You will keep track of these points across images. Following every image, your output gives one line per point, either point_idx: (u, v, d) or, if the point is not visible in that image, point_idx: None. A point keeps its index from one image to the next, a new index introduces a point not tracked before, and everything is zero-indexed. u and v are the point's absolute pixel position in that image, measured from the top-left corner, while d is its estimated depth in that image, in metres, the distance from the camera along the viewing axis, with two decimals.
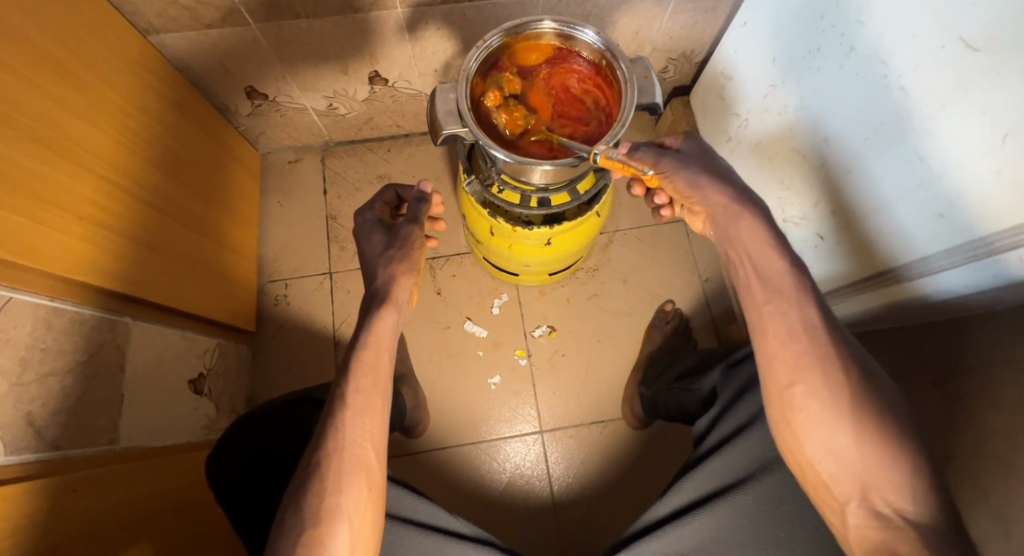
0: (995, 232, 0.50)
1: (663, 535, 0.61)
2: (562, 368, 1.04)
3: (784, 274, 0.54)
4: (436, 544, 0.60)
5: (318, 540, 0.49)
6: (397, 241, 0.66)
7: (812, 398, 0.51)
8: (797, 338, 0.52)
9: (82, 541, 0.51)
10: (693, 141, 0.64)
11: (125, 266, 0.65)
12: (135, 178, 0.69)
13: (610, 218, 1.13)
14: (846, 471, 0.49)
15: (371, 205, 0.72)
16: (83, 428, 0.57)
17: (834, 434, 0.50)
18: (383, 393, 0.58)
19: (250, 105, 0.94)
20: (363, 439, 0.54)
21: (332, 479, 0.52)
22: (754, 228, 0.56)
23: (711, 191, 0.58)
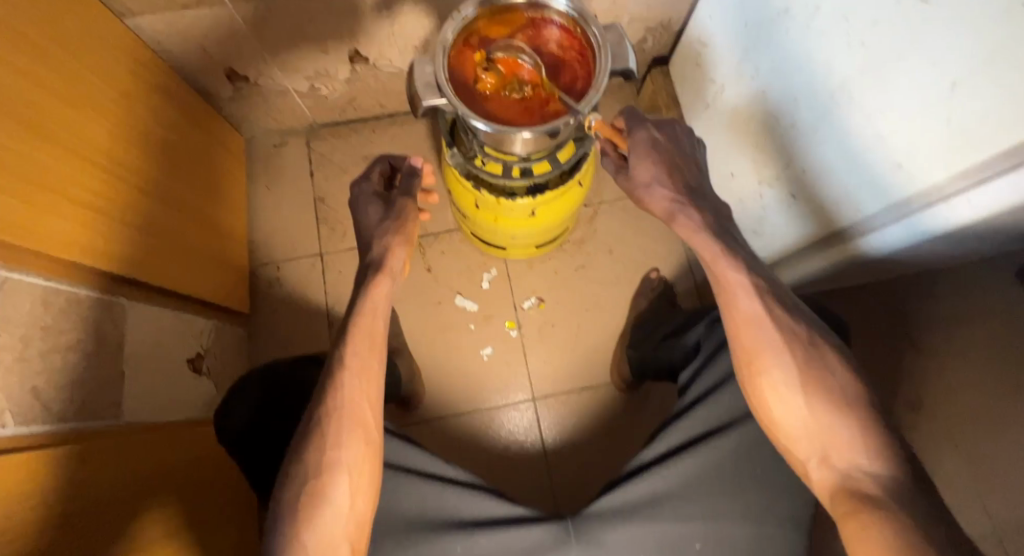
0: (947, 178, 0.52)
1: (648, 476, 0.62)
2: (552, 338, 1.07)
3: (739, 281, 0.57)
4: (434, 489, 0.62)
5: (318, 489, 0.53)
6: (390, 213, 0.66)
7: (776, 366, 0.54)
8: (750, 322, 0.56)
9: (89, 507, 0.54)
10: (648, 141, 0.63)
11: (114, 247, 0.67)
12: (122, 163, 0.71)
13: (595, 190, 1.14)
14: (811, 426, 0.52)
15: (366, 177, 0.72)
16: (86, 403, 0.60)
17: (789, 397, 0.53)
18: (379, 356, 0.61)
19: (232, 87, 0.95)
20: (358, 398, 0.57)
21: (331, 435, 0.55)
22: (701, 239, 0.59)
23: (653, 203, 0.62)
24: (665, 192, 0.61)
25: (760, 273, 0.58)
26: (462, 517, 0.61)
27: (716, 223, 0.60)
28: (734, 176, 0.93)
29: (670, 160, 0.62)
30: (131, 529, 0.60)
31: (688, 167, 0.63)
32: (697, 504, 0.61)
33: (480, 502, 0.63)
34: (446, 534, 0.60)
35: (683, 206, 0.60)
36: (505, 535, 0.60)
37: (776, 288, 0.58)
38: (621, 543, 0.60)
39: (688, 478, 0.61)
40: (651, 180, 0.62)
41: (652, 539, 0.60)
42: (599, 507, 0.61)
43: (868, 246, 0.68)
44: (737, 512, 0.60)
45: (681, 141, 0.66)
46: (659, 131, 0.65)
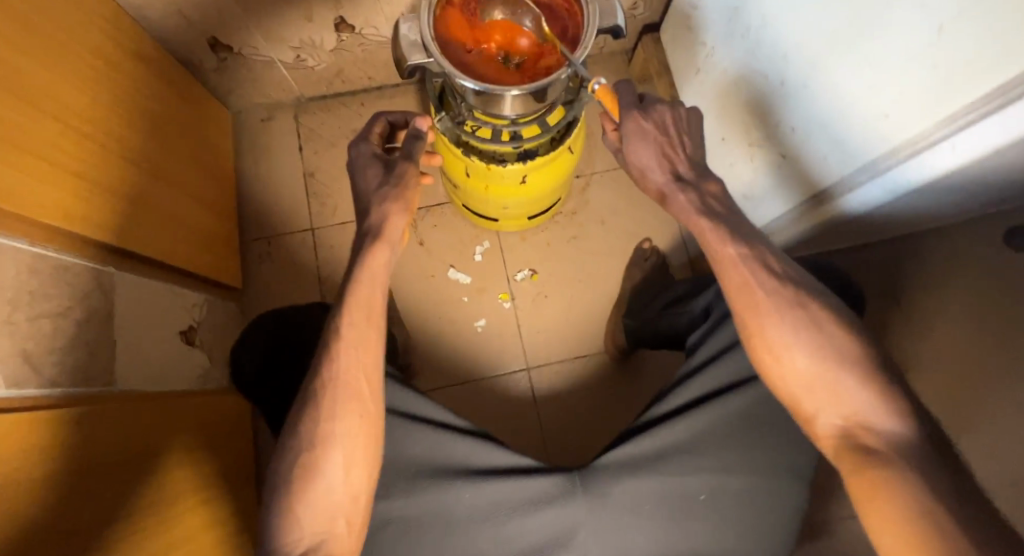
0: (930, 126, 0.51)
1: (658, 432, 0.61)
2: (546, 309, 1.07)
3: (731, 255, 0.54)
4: (441, 437, 0.62)
5: (312, 459, 0.51)
6: (391, 177, 0.62)
7: (772, 324, 0.52)
8: (746, 285, 0.53)
9: (84, 469, 0.54)
10: (632, 125, 0.59)
11: (101, 215, 0.66)
12: (106, 131, 0.70)
13: (586, 161, 1.14)
14: (817, 381, 0.50)
15: (365, 138, 0.68)
16: (78, 369, 0.60)
17: (786, 353, 0.51)
18: (378, 330, 0.58)
19: (216, 58, 0.94)
20: (355, 370, 0.55)
21: (326, 406, 0.53)
22: (693, 220, 0.56)
23: (649, 180, 0.60)
24: (657, 178, 0.59)
25: (747, 240, 0.55)
26: (468, 464, 0.62)
27: (707, 202, 0.57)
28: (725, 141, 0.93)
29: (665, 148, 0.60)
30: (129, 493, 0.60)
31: (682, 145, 0.61)
32: (707, 456, 0.60)
33: (486, 451, 0.63)
34: (454, 481, 0.60)
35: (673, 192, 0.58)
36: (510, 485, 0.61)
37: (760, 252, 0.55)
38: (628, 497, 0.59)
39: (697, 432, 0.61)
40: (645, 167, 0.60)
41: (658, 492, 0.60)
42: (606, 461, 0.61)
43: (852, 203, 0.67)
44: (744, 464, 0.60)
45: (680, 126, 0.61)
46: (654, 119, 0.60)
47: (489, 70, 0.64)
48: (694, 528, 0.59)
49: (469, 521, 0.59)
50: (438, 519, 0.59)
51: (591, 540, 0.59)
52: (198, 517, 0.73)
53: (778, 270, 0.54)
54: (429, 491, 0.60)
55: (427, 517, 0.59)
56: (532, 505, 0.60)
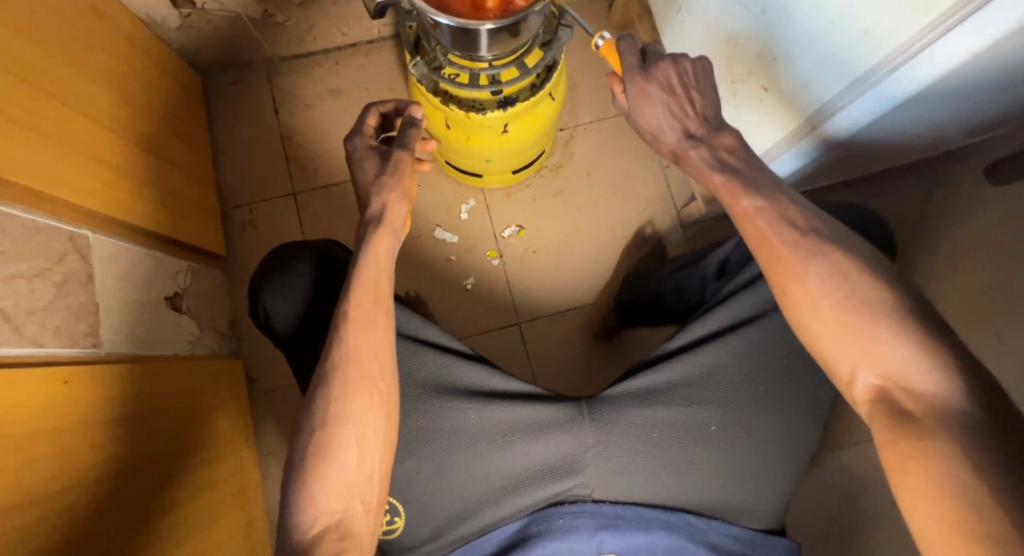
0: (908, 38, 0.51)
1: (672, 364, 0.62)
2: (534, 264, 1.07)
3: (752, 207, 0.52)
4: (449, 361, 0.61)
5: (324, 442, 0.49)
6: (387, 166, 0.60)
7: (800, 278, 0.48)
8: (767, 238, 0.51)
9: (70, 429, 0.55)
10: (637, 84, 0.58)
11: (75, 177, 0.65)
12: (74, 89, 0.67)
13: (570, 113, 1.12)
14: (843, 326, 0.46)
15: (359, 131, 0.64)
16: (60, 329, 0.59)
17: (817, 309, 0.47)
18: (387, 310, 0.56)
19: (178, 15, 0.89)
20: (364, 348, 0.53)
21: (337, 386, 0.51)
22: (703, 173, 0.56)
23: (664, 137, 0.59)
24: (669, 138, 0.58)
25: (763, 193, 0.53)
26: (475, 389, 0.61)
27: (719, 156, 0.56)
28: None
29: (672, 107, 0.57)
30: (111, 453, 0.60)
31: (692, 102, 0.58)
32: (713, 392, 0.61)
33: (494, 377, 0.62)
34: (458, 401, 0.60)
35: (685, 151, 0.57)
36: (514, 410, 0.60)
37: (783, 208, 0.52)
38: (639, 426, 0.60)
39: (715, 358, 0.61)
40: (656, 130, 0.59)
41: (669, 422, 0.60)
42: (615, 393, 0.62)
43: (833, 130, 0.68)
44: (750, 399, 0.61)
45: (688, 81, 0.59)
46: (658, 79, 0.57)
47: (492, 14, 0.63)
48: (702, 464, 0.60)
49: (475, 442, 0.59)
50: (444, 436, 0.58)
51: (598, 464, 0.60)
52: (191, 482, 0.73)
53: (804, 224, 0.51)
54: (436, 410, 0.59)
55: (433, 435, 0.58)
56: (539, 428, 0.60)
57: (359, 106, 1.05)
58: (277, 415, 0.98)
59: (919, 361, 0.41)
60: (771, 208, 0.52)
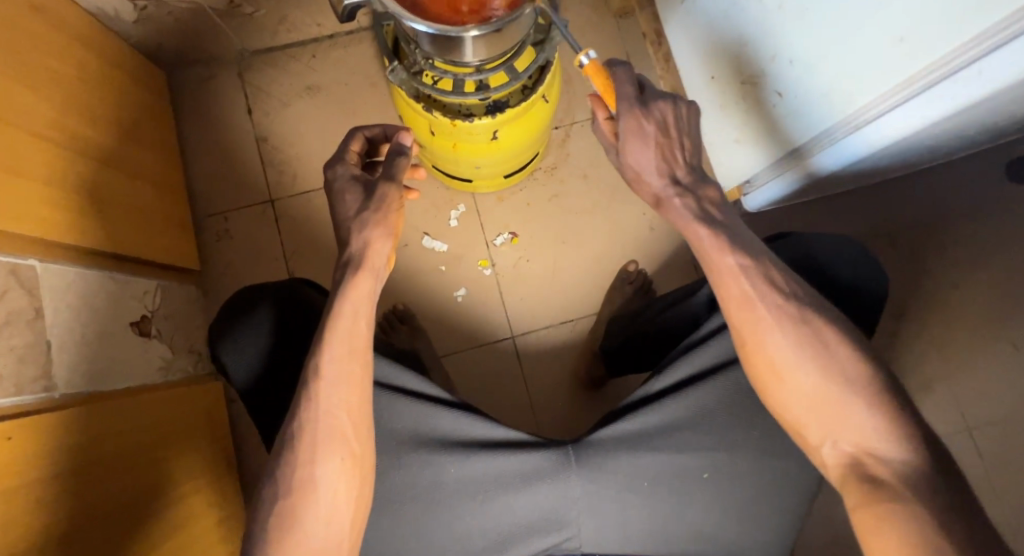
0: (951, 48, 0.43)
1: (656, 408, 0.57)
2: (528, 273, 1.01)
3: (728, 265, 0.50)
4: (425, 410, 0.57)
5: (288, 512, 0.46)
6: (370, 201, 0.54)
7: (773, 344, 0.48)
8: (748, 302, 0.50)
9: (17, 491, 0.50)
10: (631, 118, 0.52)
11: (18, 202, 0.58)
12: (13, 101, 0.60)
13: (565, 110, 1.04)
14: (814, 400, 0.47)
15: (342, 159, 0.59)
16: (4, 376, 0.54)
17: (790, 376, 0.48)
18: (364, 363, 0.51)
19: (133, 8, 0.81)
20: (337, 408, 0.49)
21: (303, 450, 0.48)
22: (687, 226, 0.53)
23: (648, 182, 0.54)
24: (654, 182, 0.54)
25: (751, 251, 0.51)
26: (457, 438, 0.57)
27: (705, 208, 0.53)
28: (714, 80, 0.83)
29: (664, 149, 0.53)
30: (63, 511, 0.55)
31: (681, 150, 0.55)
32: (703, 435, 0.57)
33: (477, 423, 0.58)
34: (437, 455, 0.56)
35: (669, 199, 0.53)
36: (498, 461, 0.56)
37: (765, 267, 0.51)
38: (626, 470, 0.57)
39: (705, 397, 0.56)
40: (639, 171, 0.54)
41: (656, 466, 0.57)
42: (601, 436, 0.57)
43: (843, 151, 0.63)
44: (740, 439, 0.57)
45: (682, 126, 0.55)
46: (656, 117, 0.53)
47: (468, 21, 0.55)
48: (689, 513, 0.57)
49: (456, 496, 0.56)
50: (422, 493, 0.55)
51: (583, 516, 0.57)
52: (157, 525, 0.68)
53: (785, 287, 0.50)
54: (413, 465, 0.55)
55: (410, 491, 0.55)
56: (522, 481, 0.56)
57: (339, 104, 0.98)
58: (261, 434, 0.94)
59: (884, 430, 0.44)
60: (754, 267, 0.50)
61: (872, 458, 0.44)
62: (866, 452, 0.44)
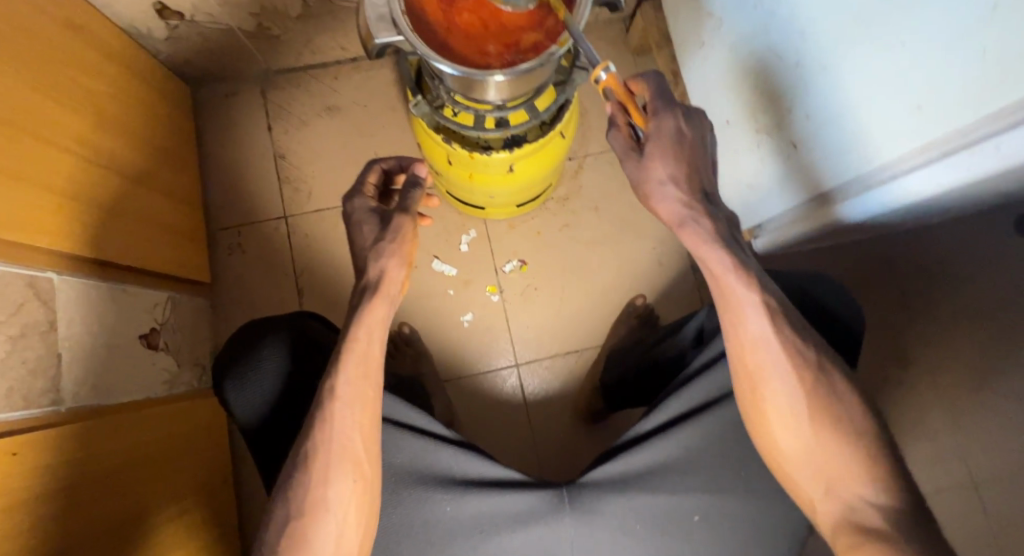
0: (972, 120, 0.45)
1: (650, 446, 0.58)
2: (536, 301, 1.01)
3: (751, 300, 0.50)
4: (423, 445, 0.57)
5: (299, 534, 0.47)
6: (387, 231, 0.54)
7: (777, 389, 0.50)
8: (758, 344, 0.50)
9: (21, 506, 0.51)
10: (668, 121, 0.52)
11: (41, 217, 0.59)
12: (44, 117, 0.61)
13: (579, 141, 1.06)
14: (812, 448, 0.49)
15: (359, 191, 0.59)
16: (14, 389, 0.54)
17: (793, 423, 0.50)
18: (378, 387, 0.52)
19: (165, 27, 0.83)
20: (351, 430, 0.49)
21: (318, 470, 0.48)
22: (706, 251, 0.51)
23: (673, 196, 0.51)
24: (677, 195, 0.51)
25: (775, 293, 0.51)
26: (454, 475, 0.57)
27: (733, 234, 0.53)
28: (729, 124, 0.85)
29: (692, 161, 0.52)
30: (63, 526, 0.55)
31: (707, 170, 0.54)
32: (697, 477, 0.57)
33: (475, 462, 0.58)
34: (434, 492, 0.56)
35: (694, 218, 0.51)
36: (495, 500, 0.56)
37: (790, 314, 0.51)
38: (621, 514, 0.56)
39: (694, 437, 0.57)
40: (659, 182, 0.51)
41: (653, 509, 0.57)
42: (595, 476, 0.57)
43: (857, 209, 0.63)
44: (732, 482, 0.57)
45: (707, 145, 0.55)
46: (691, 127, 0.53)
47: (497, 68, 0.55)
48: None
49: (452, 537, 0.55)
50: (419, 532, 0.55)
51: None
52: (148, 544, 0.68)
53: (803, 347, 0.50)
54: (410, 501, 0.56)
55: (406, 529, 0.55)
56: (515, 522, 0.56)
57: (357, 125, 1.00)
58: None
59: (871, 479, 0.47)
60: (765, 319, 0.50)
61: (864, 503, 0.47)
62: (861, 499, 0.47)
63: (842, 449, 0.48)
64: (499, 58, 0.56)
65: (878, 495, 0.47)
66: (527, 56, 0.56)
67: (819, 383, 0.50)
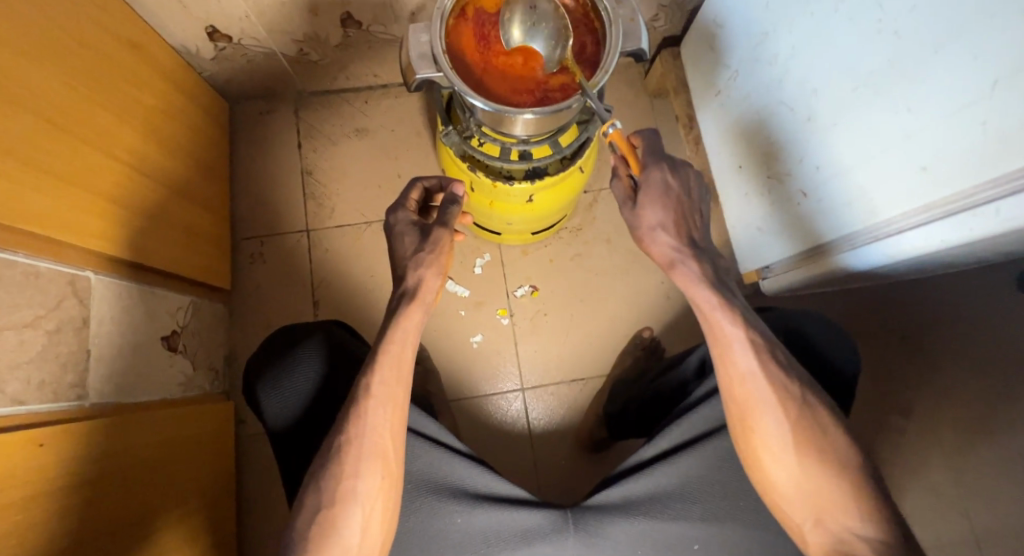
0: (973, 185, 0.47)
1: (650, 473, 0.59)
2: (544, 327, 1.04)
3: (736, 336, 0.53)
4: (440, 455, 0.60)
5: (330, 519, 0.51)
6: (426, 243, 0.60)
7: (769, 424, 0.52)
8: (746, 379, 0.52)
9: (44, 496, 0.53)
10: (658, 175, 0.56)
11: (86, 220, 0.63)
12: (96, 127, 0.65)
13: (595, 176, 1.09)
14: (803, 481, 0.50)
15: (403, 206, 0.65)
16: (45, 383, 0.57)
17: (784, 456, 0.51)
18: (406, 389, 0.57)
19: (213, 48, 0.87)
20: (383, 428, 0.54)
21: (352, 463, 0.52)
22: (695, 292, 0.55)
23: (661, 238, 0.56)
24: (667, 241, 0.56)
25: (760, 329, 0.54)
26: (465, 488, 0.60)
27: (720, 276, 0.56)
28: (741, 169, 0.88)
29: (682, 211, 0.56)
30: (82, 518, 0.57)
31: (698, 213, 0.58)
32: (696, 504, 0.58)
33: (488, 477, 0.61)
34: (446, 504, 0.58)
35: (680, 263, 0.55)
36: (503, 516, 0.59)
37: (773, 348, 0.53)
38: (624, 536, 0.58)
39: (694, 465, 0.59)
40: (653, 226, 0.56)
41: (654, 533, 0.58)
42: (598, 500, 0.59)
43: (862, 258, 0.65)
44: (734, 512, 0.58)
45: (693, 189, 0.58)
46: (681, 177, 0.57)
47: (525, 104, 0.60)
48: None
49: (460, 547, 0.58)
50: (429, 541, 0.58)
51: None
52: (155, 544, 0.69)
53: (786, 361, 0.53)
54: (422, 509, 0.58)
55: (417, 536, 0.58)
56: (522, 539, 0.58)
57: (383, 147, 1.04)
58: (265, 457, 0.95)
59: (855, 509, 0.49)
60: (752, 354, 0.52)
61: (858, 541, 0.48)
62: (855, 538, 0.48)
63: (829, 480, 0.50)
64: (528, 95, 0.60)
65: (864, 526, 0.48)
66: (554, 94, 0.60)
67: (820, 426, 0.51)
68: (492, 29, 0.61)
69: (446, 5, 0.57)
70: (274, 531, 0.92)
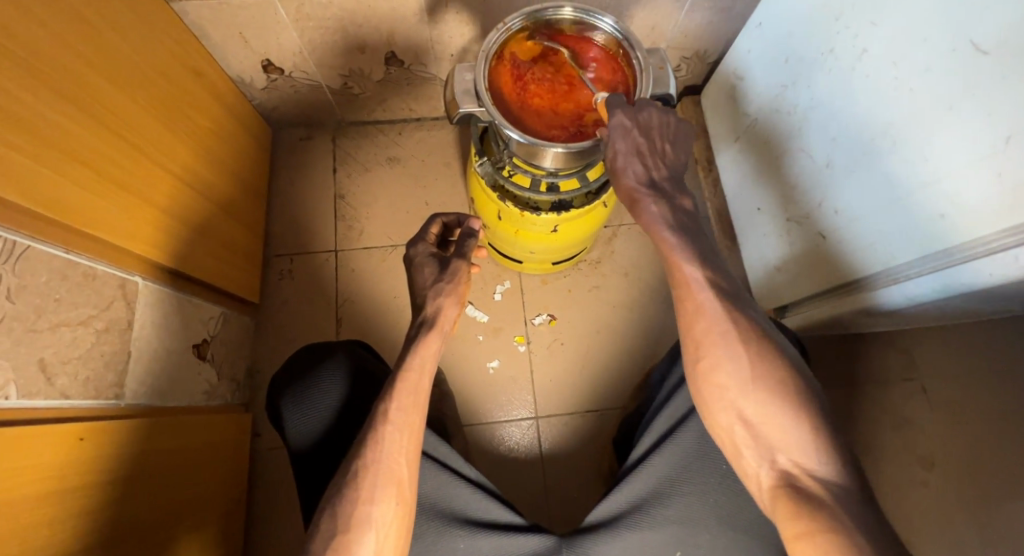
0: (989, 232, 0.50)
1: (630, 483, 0.62)
2: (560, 356, 1.05)
3: (693, 276, 0.54)
4: (451, 481, 0.62)
5: (343, 546, 0.51)
6: (445, 274, 0.65)
7: (726, 362, 0.53)
8: (703, 313, 0.54)
9: (80, 488, 0.55)
10: (622, 116, 0.58)
11: (140, 227, 0.67)
12: (155, 142, 0.70)
13: (616, 212, 1.13)
14: (757, 417, 0.51)
15: (423, 238, 0.70)
16: (89, 380, 0.59)
17: (742, 394, 0.52)
18: (422, 413, 0.59)
19: (265, 79, 0.94)
20: (398, 455, 0.55)
21: (365, 488, 0.53)
22: (657, 230, 0.56)
23: (627, 174, 0.58)
24: (635, 175, 0.58)
25: (717, 268, 0.55)
26: (467, 515, 0.62)
27: (677, 215, 0.57)
28: (761, 211, 0.91)
29: (644, 150, 0.58)
30: (111, 514, 0.59)
31: (665, 144, 0.60)
32: (675, 511, 0.61)
33: (492, 505, 0.63)
34: (451, 530, 0.61)
35: (644, 199, 0.57)
36: (502, 542, 0.61)
37: (727, 286, 0.55)
38: (617, 550, 0.61)
39: (677, 470, 0.62)
40: (620, 162, 0.58)
41: (644, 545, 0.61)
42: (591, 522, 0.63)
43: (882, 299, 0.67)
44: (721, 521, 0.60)
45: (666, 134, 0.60)
46: (644, 119, 0.59)
47: (558, 137, 0.64)
48: None
49: None
50: None
51: None
52: (173, 547, 0.70)
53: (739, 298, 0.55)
54: (427, 535, 0.61)
55: None
56: None
57: (413, 176, 1.09)
58: (281, 471, 0.96)
59: (811, 453, 0.49)
60: (711, 294, 0.54)
61: None
62: None
63: (789, 426, 0.50)
64: (563, 125, 0.65)
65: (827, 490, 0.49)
66: (588, 126, 0.65)
67: None
68: (529, 68, 0.66)
69: (491, 47, 0.62)
70: (284, 548, 0.92)
